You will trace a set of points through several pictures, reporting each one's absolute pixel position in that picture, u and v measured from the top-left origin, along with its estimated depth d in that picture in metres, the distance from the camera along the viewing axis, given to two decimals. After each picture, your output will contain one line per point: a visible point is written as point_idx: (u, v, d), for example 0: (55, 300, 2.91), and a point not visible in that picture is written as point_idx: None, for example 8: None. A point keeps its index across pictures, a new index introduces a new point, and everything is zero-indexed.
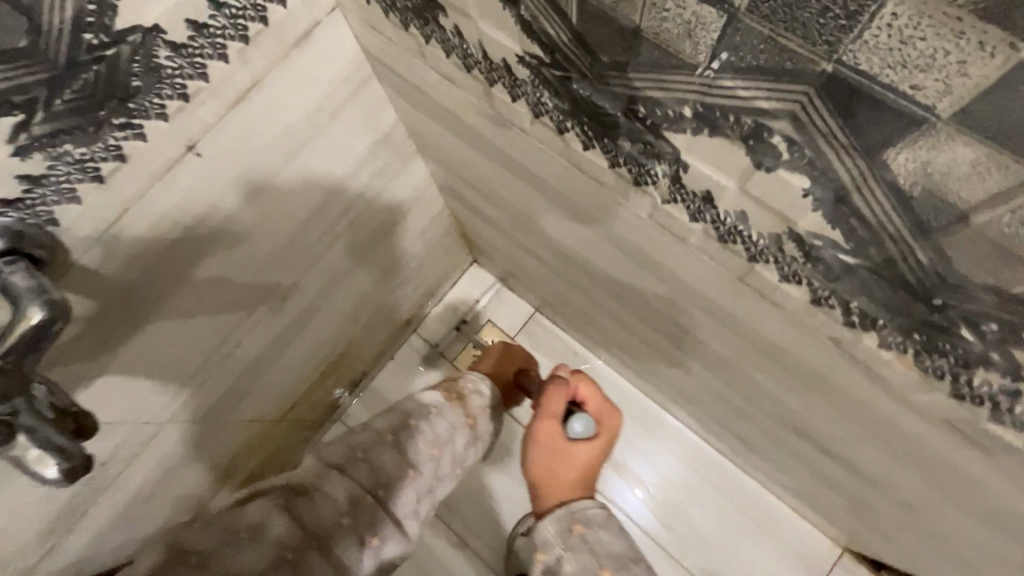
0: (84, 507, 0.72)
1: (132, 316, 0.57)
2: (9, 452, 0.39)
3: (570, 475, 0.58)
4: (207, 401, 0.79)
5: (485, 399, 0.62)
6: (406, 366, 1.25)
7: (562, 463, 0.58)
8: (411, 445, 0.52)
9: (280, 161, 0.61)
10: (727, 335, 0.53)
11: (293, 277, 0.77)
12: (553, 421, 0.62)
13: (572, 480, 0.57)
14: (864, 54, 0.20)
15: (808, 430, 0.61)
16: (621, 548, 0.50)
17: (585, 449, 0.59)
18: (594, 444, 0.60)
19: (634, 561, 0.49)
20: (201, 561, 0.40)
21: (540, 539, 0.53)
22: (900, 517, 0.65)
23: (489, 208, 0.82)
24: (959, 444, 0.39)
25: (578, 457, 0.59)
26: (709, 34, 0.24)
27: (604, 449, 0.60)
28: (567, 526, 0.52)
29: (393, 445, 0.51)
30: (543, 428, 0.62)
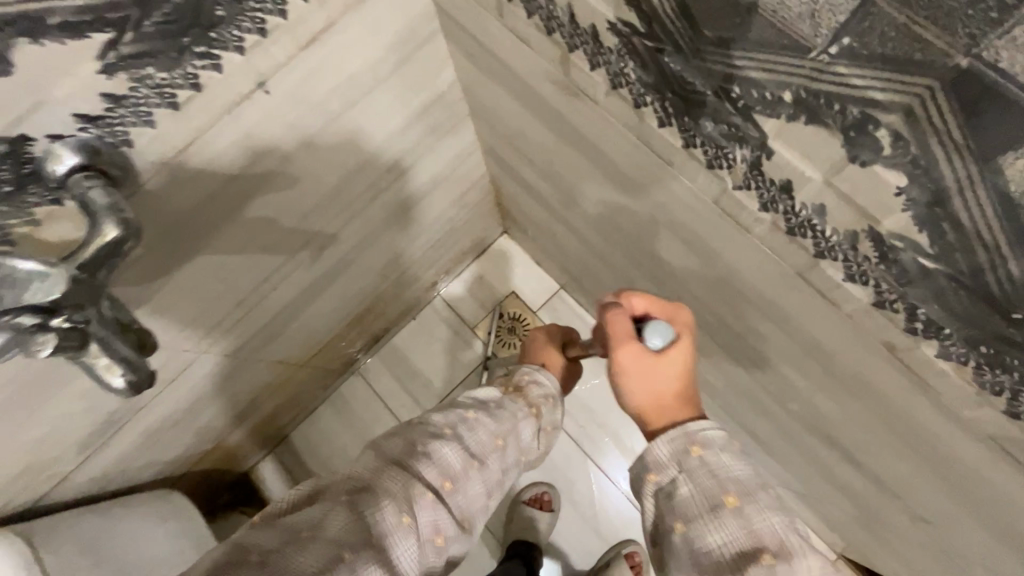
0: (120, 424, 0.76)
1: (186, 245, 0.59)
2: (79, 358, 0.40)
3: (669, 386, 0.49)
4: (241, 337, 0.82)
5: (545, 388, 0.61)
6: (428, 327, 1.27)
7: (657, 384, 0.49)
8: (473, 437, 0.51)
9: (341, 107, 0.61)
10: (769, 330, 0.53)
11: (336, 226, 0.78)
12: (632, 345, 0.50)
13: (678, 394, 0.49)
14: (1008, 50, 0.20)
15: (832, 433, 0.61)
16: (743, 469, 0.44)
17: (677, 364, 0.49)
18: (684, 352, 0.50)
19: (757, 482, 0.44)
20: (263, 559, 0.40)
21: (649, 458, 0.47)
22: (910, 529, 0.66)
23: (535, 179, 0.82)
24: (998, 461, 0.39)
25: (672, 369, 0.49)
26: (835, 17, 0.24)
27: (691, 351, 0.50)
28: (684, 444, 0.46)
29: (456, 437, 0.50)
30: (622, 359, 0.50)
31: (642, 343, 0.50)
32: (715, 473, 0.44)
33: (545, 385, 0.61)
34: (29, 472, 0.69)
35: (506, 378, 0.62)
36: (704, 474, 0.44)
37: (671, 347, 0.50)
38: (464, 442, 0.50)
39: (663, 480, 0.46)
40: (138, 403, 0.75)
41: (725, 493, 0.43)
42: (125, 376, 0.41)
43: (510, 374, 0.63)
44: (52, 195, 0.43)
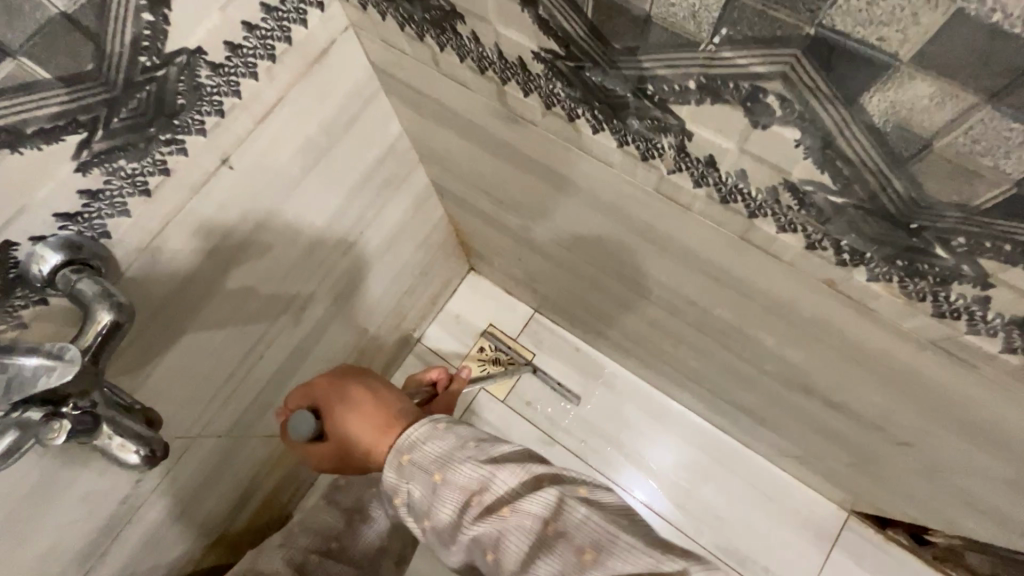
0: (117, 530, 0.73)
1: (169, 328, 0.60)
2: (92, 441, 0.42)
3: (350, 425, 0.57)
4: (232, 415, 0.81)
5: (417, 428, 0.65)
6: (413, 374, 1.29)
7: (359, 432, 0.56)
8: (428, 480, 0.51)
9: (301, 171, 0.65)
10: (729, 298, 0.59)
11: (312, 286, 0.80)
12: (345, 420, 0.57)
13: (371, 434, 0.55)
14: (840, 17, 0.26)
15: (809, 382, 0.67)
16: (475, 469, 0.47)
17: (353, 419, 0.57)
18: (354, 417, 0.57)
19: (498, 469, 0.46)
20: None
21: (392, 491, 0.51)
22: (898, 459, 0.71)
23: (492, 208, 0.87)
24: (944, 364, 0.44)
25: (340, 416, 0.58)
26: (712, 14, 0.30)
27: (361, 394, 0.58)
28: (432, 481, 0.48)
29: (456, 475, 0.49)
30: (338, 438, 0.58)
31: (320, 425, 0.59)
32: (456, 485, 0.47)
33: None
34: None
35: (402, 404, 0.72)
36: (458, 497, 0.47)
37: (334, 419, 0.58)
38: (411, 500, 0.50)
39: (432, 518, 0.48)
40: (136, 502, 0.73)
41: (473, 500, 0.46)
42: (139, 451, 0.43)
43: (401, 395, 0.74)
44: (38, 295, 0.44)
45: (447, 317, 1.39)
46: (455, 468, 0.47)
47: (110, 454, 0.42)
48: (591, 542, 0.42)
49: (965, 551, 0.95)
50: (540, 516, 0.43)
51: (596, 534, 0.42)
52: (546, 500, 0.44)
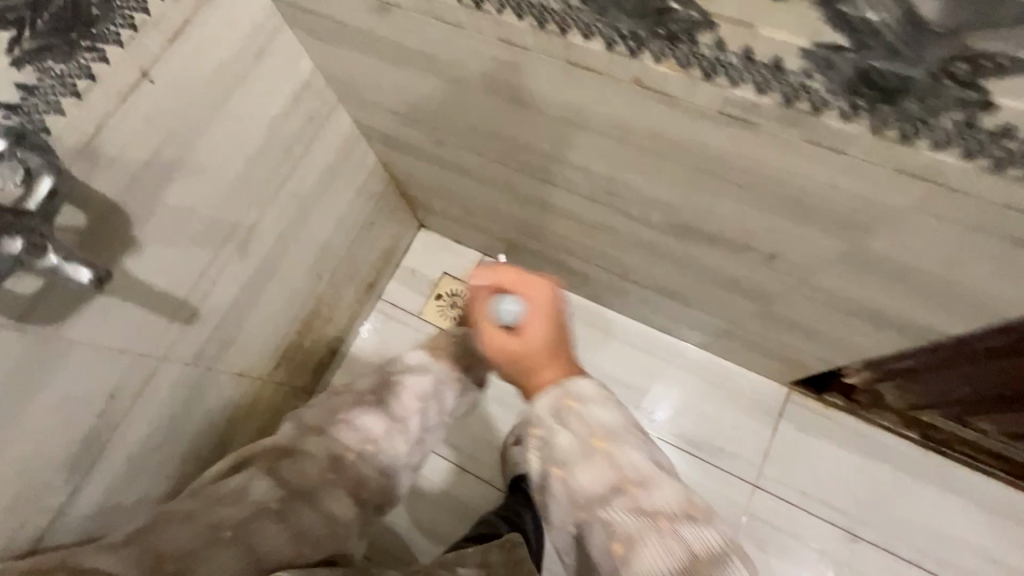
0: (99, 446, 0.80)
1: (120, 236, 0.69)
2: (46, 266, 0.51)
3: (540, 361, 0.67)
4: (195, 343, 0.90)
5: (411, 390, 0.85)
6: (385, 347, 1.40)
7: (533, 330, 0.68)
8: (410, 429, 0.82)
9: (220, 96, 0.74)
10: (591, 142, 0.70)
11: (253, 216, 0.90)
12: (496, 330, 0.68)
13: (555, 367, 0.68)
14: None
15: (685, 219, 0.77)
16: (602, 480, 0.61)
17: (500, 341, 0.68)
18: (534, 326, 0.68)
19: (655, 476, 0.61)
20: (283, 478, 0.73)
21: (537, 420, 0.66)
22: (781, 283, 0.81)
23: (408, 133, 0.98)
24: (737, 133, 0.55)
25: (554, 366, 0.67)
26: None
27: (536, 323, 0.68)
28: (562, 404, 0.65)
29: (397, 433, 0.81)
30: (493, 343, 0.68)
31: (499, 322, 0.68)
32: (584, 422, 0.64)
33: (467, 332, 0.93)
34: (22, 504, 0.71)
35: (432, 343, 0.95)
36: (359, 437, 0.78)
37: (518, 324, 0.68)
38: (572, 427, 0.64)
39: (569, 472, 0.63)
40: (114, 420, 0.80)
41: (603, 465, 0.62)
42: (87, 274, 0.49)
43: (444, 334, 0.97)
44: None
45: (404, 273, 1.49)
46: (625, 449, 0.62)
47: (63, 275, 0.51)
48: (695, 552, 0.55)
49: (878, 388, 1.04)
50: (695, 547, 0.56)
51: (607, 510, 0.60)
52: (698, 519, 0.58)
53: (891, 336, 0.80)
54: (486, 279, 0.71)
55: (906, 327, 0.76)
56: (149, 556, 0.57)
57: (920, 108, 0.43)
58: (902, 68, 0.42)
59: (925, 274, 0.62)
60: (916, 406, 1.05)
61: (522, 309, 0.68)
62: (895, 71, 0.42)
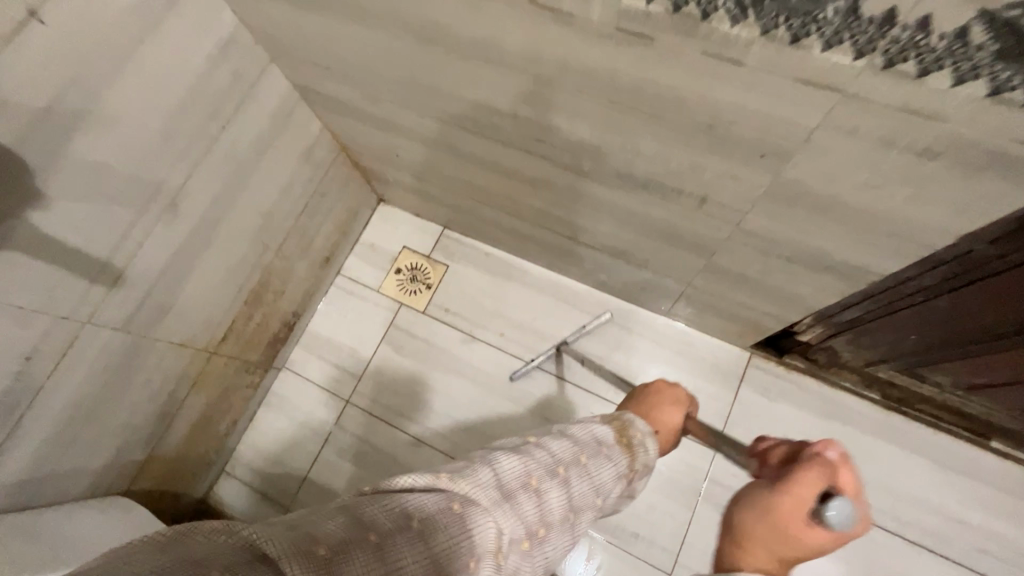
0: (21, 410, 0.78)
1: (23, 188, 0.67)
2: None
3: (771, 546, 0.57)
4: (126, 309, 0.88)
5: (648, 455, 0.79)
6: (351, 324, 1.40)
7: (793, 547, 0.56)
8: (575, 494, 0.68)
9: (129, 44, 0.72)
10: (509, 81, 0.68)
11: (181, 177, 0.88)
12: (796, 506, 0.56)
13: (773, 553, 0.57)
14: None
15: (613, 164, 0.75)
16: None
17: (801, 499, 0.56)
18: (824, 535, 0.55)
19: None
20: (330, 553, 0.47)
21: None
22: (718, 231, 0.79)
23: (344, 92, 0.95)
24: (636, 52, 0.53)
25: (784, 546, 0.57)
26: None
27: (830, 539, 0.56)
28: None
29: (562, 523, 0.67)
30: (749, 525, 0.58)
31: (809, 512, 0.55)
32: None
33: (650, 452, 0.79)
34: None
35: (618, 423, 0.80)
36: (493, 485, 0.62)
37: (827, 526, 0.54)
38: None
39: None
40: (34, 384, 0.78)
41: None
42: None
43: (625, 424, 0.80)
44: None
45: (364, 247, 1.46)
46: None
47: None
48: None
49: (831, 345, 1.03)
50: None
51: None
52: None
53: (830, 282, 0.78)
54: (833, 471, 0.57)
55: (841, 270, 0.73)
56: (322, 545, 0.48)
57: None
58: None
59: (846, 203, 0.60)
60: (870, 363, 1.03)
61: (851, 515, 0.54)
62: None
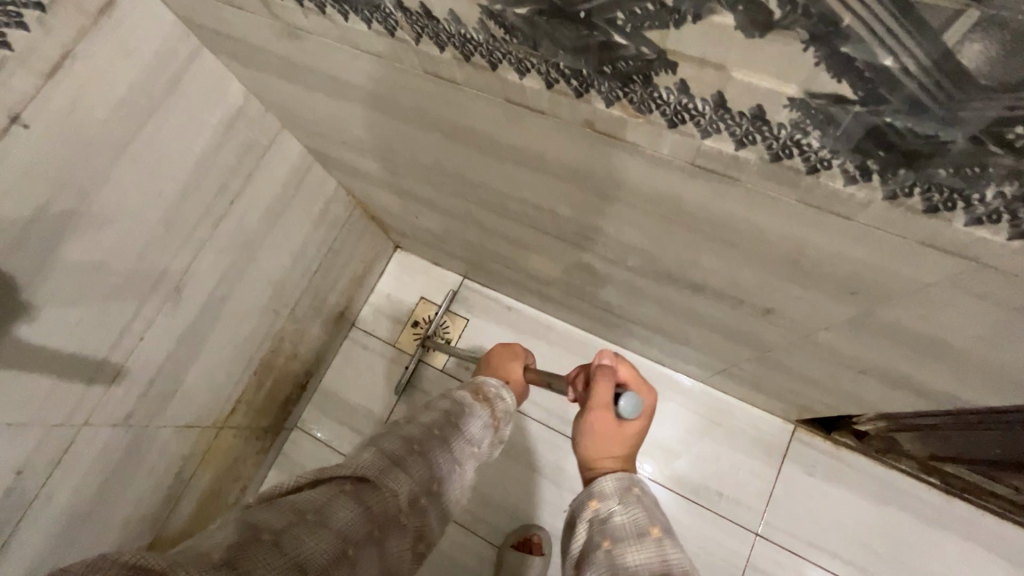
0: (13, 526, 0.72)
1: (8, 303, 0.60)
2: None
3: (610, 450, 0.64)
4: (127, 403, 0.81)
5: (507, 404, 0.77)
6: (364, 379, 1.33)
7: (614, 441, 0.64)
8: (461, 454, 0.68)
9: (124, 135, 0.65)
10: (550, 184, 0.59)
11: (185, 262, 0.81)
12: (603, 411, 0.67)
13: (615, 452, 0.64)
14: None
15: (664, 267, 0.66)
16: (660, 515, 0.56)
17: (603, 407, 0.67)
18: (637, 423, 0.65)
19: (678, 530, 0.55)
20: (272, 537, 0.49)
21: (601, 494, 0.59)
22: (779, 335, 0.70)
23: (360, 161, 0.87)
24: (714, 187, 0.44)
25: (618, 438, 0.64)
26: None
27: (643, 425, 0.66)
28: (627, 486, 0.59)
29: (453, 475, 0.67)
30: (586, 446, 0.65)
31: (612, 411, 0.66)
32: (648, 512, 0.56)
33: (508, 401, 0.77)
34: None
35: (471, 383, 0.78)
36: (372, 464, 0.60)
37: (628, 417, 0.65)
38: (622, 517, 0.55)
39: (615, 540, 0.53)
40: (26, 497, 0.72)
41: (650, 528, 0.53)
42: None
43: (478, 383, 0.78)
44: None
45: (379, 298, 1.39)
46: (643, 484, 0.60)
47: None
48: (658, 522, 0.54)
49: (893, 436, 0.93)
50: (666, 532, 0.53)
51: (628, 506, 0.57)
52: (662, 521, 0.55)
53: (909, 398, 0.69)
54: (614, 373, 0.70)
55: (925, 391, 0.64)
56: (218, 551, 0.46)
57: (954, 175, 0.31)
58: (934, 131, 0.29)
59: (957, 348, 0.50)
60: (935, 456, 0.93)
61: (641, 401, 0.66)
62: (920, 132, 0.30)
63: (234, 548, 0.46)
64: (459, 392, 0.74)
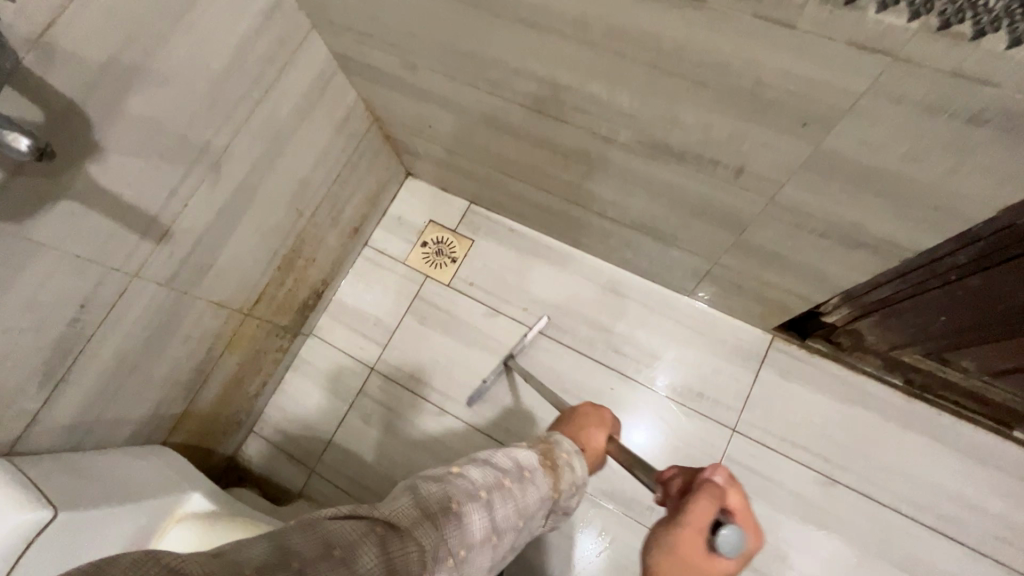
0: (74, 355, 0.82)
1: (83, 141, 0.70)
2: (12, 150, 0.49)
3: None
4: (171, 265, 0.91)
5: (574, 472, 0.78)
6: (374, 293, 1.43)
7: None
8: (499, 519, 0.66)
9: (183, 5, 0.74)
10: (553, 47, 0.69)
11: (225, 140, 0.90)
12: (694, 534, 0.53)
13: None
14: None
15: (650, 133, 0.76)
16: None
17: (697, 528, 0.53)
18: (726, 568, 0.53)
19: None
20: (298, 566, 0.49)
21: None
22: (749, 203, 0.80)
23: (381, 60, 0.97)
24: (686, 13, 0.53)
25: None
26: None
27: (733, 572, 0.54)
28: None
29: (484, 547, 0.65)
30: (663, 569, 0.53)
31: (708, 549, 0.53)
32: None
33: (576, 472, 0.78)
34: None
35: (544, 446, 0.78)
36: (413, 509, 0.60)
37: (721, 552, 0.52)
38: None
39: None
40: (86, 332, 0.82)
41: None
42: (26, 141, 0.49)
43: (552, 446, 0.79)
44: None
45: (391, 220, 1.49)
46: None
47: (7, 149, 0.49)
48: None
49: (857, 327, 1.03)
50: None
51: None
52: None
53: (860, 259, 0.79)
54: (721, 493, 0.57)
55: (872, 245, 0.74)
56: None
57: None
58: None
59: (888, 174, 0.60)
60: (896, 346, 1.03)
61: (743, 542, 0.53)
62: None
63: (258, 574, 0.46)
64: (526, 451, 0.76)
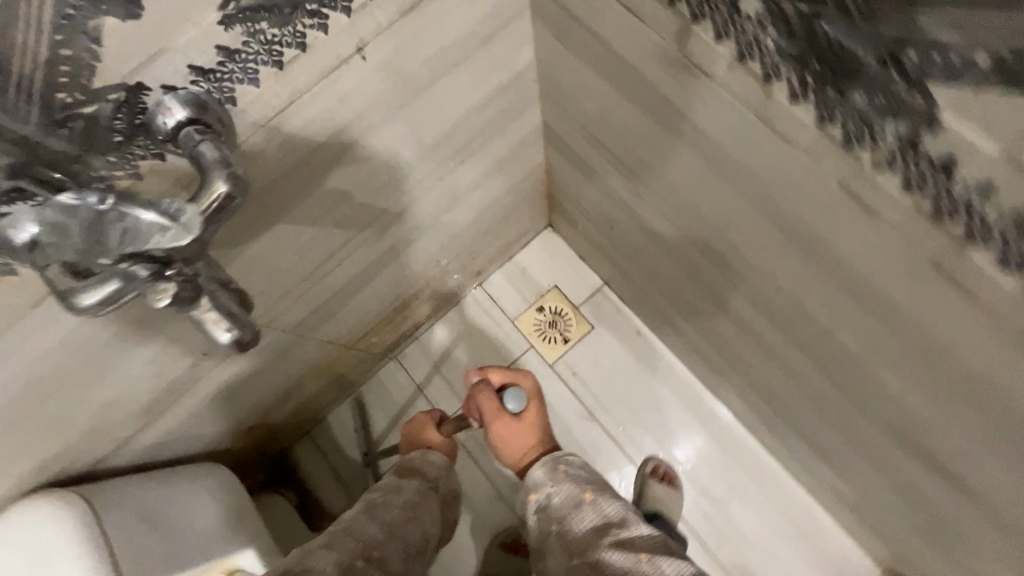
0: (179, 393, 0.75)
1: (267, 215, 0.59)
2: (199, 311, 0.44)
3: (529, 442, 0.83)
4: (300, 314, 0.82)
5: (433, 461, 0.83)
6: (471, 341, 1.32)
7: (521, 439, 0.83)
8: (388, 519, 0.68)
9: (424, 81, 0.60)
10: (868, 325, 0.52)
11: (402, 206, 0.78)
12: (498, 420, 0.83)
13: (529, 441, 0.83)
14: None
15: (921, 438, 0.59)
16: None
17: (492, 410, 0.83)
18: (532, 411, 0.84)
19: None
20: None
21: None
22: (995, 545, 0.63)
23: (601, 165, 0.80)
24: None
25: (523, 431, 0.83)
26: None
27: (539, 408, 0.85)
28: None
29: (399, 539, 0.66)
30: (506, 451, 0.83)
31: (507, 414, 0.83)
32: None
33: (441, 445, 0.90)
34: (91, 436, 0.68)
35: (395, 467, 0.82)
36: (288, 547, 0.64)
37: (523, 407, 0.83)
38: None
39: None
40: (197, 374, 0.74)
41: None
42: (229, 330, 0.44)
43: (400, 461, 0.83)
44: (157, 149, 0.42)
45: (513, 267, 1.33)
46: None
47: (211, 325, 0.44)
48: None
49: None
50: None
51: (559, 481, 0.73)
52: None
53: None
54: (488, 389, 0.84)
55: None
56: None
57: None
58: None
59: None
60: None
61: (524, 393, 0.84)
62: None
63: None
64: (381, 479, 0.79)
